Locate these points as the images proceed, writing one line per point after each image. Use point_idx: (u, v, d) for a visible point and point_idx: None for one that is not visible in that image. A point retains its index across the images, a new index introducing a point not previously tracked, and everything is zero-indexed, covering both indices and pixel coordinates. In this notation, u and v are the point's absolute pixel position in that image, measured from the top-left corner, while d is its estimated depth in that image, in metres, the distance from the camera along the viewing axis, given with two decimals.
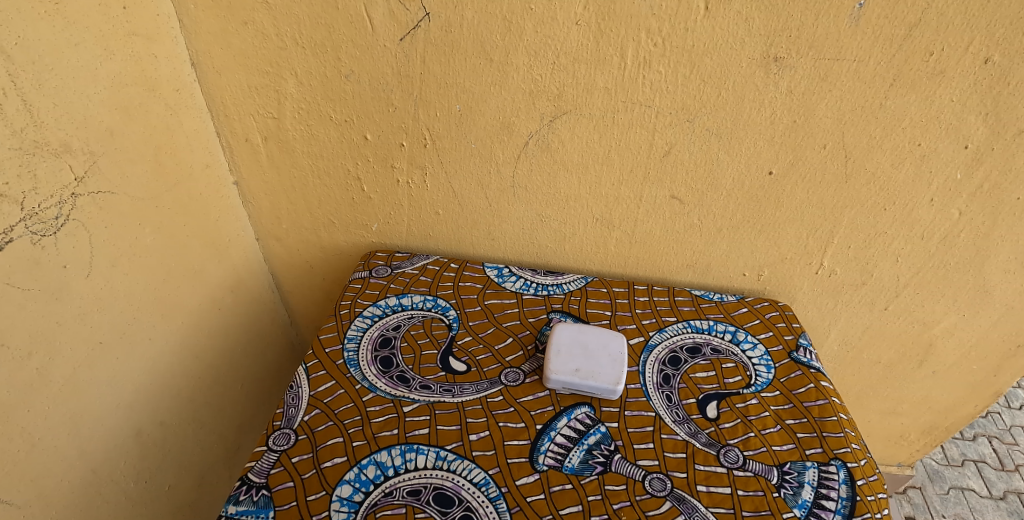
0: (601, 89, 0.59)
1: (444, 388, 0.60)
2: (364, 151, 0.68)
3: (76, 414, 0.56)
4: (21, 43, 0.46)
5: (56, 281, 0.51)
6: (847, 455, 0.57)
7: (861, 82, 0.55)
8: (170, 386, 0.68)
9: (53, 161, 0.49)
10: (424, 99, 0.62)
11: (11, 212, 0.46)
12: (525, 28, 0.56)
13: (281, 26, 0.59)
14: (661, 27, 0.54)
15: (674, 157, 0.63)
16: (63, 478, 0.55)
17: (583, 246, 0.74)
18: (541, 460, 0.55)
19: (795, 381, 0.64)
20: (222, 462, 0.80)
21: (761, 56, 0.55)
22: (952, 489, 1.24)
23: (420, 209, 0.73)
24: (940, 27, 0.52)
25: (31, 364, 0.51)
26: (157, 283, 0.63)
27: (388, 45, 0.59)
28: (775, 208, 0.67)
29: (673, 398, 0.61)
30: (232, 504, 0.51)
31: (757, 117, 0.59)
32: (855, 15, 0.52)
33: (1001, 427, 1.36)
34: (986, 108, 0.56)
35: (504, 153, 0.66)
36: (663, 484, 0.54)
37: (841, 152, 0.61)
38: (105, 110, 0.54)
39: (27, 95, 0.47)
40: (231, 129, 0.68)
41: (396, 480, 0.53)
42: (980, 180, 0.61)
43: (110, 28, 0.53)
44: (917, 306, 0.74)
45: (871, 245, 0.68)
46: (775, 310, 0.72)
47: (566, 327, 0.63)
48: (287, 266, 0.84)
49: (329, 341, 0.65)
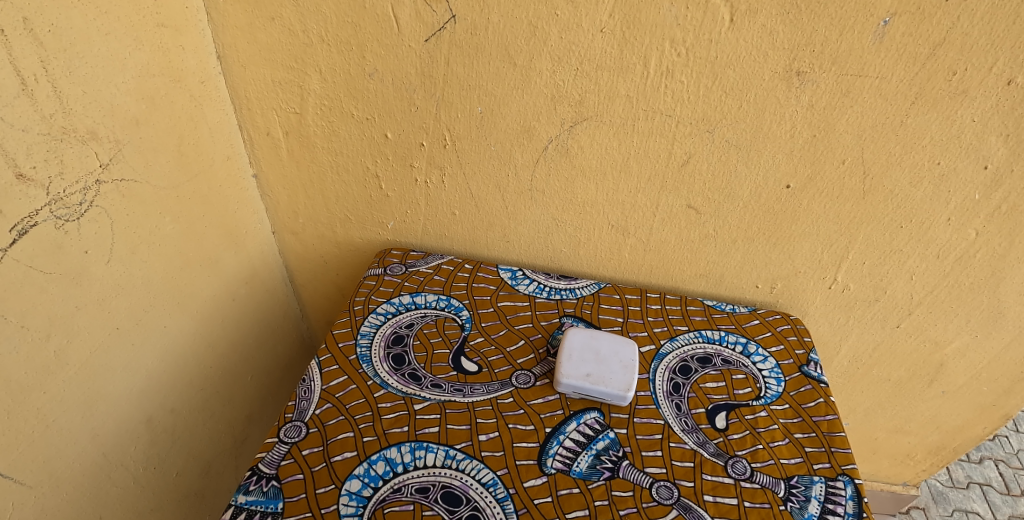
0: (623, 96, 0.59)
1: (456, 387, 0.61)
2: (384, 149, 0.68)
3: (91, 398, 0.56)
4: (54, 31, 0.47)
5: (77, 265, 0.52)
6: (855, 471, 0.57)
7: (883, 99, 0.55)
8: (182, 375, 0.68)
9: (79, 147, 0.50)
10: (446, 101, 0.63)
11: (37, 196, 0.47)
12: (551, 33, 0.56)
13: (308, 23, 0.59)
14: (685, 38, 0.54)
15: (693, 166, 0.63)
16: (75, 461, 0.56)
17: (597, 251, 0.75)
18: (549, 464, 0.55)
19: (805, 395, 0.63)
20: (230, 452, 0.80)
21: (784, 70, 0.55)
22: (956, 511, 1.23)
23: (436, 208, 0.73)
24: (965, 47, 0.52)
25: (49, 346, 0.51)
26: (174, 271, 0.64)
27: (413, 45, 0.59)
28: (792, 221, 0.67)
29: (682, 407, 0.61)
30: (242, 493, 0.52)
31: (777, 130, 0.59)
32: (879, 32, 0.52)
33: (1008, 451, 1.34)
34: (1007, 129, 0.56)
35: (523, 157, 0.66)
36: (670, 492, 0.54)
37: (859, 168, 0.61)
38: (132, 100, 0.55)
39: (58, 82, 0.47)
40: (255, 123, 0.69)
41: (405, 476, 0.53)
42: (998, 202, 0.61)
43: (140, 19, 0.54)
44: (929, 325, 0.74)
45: (886, 261, 0.68)
46: (787, 323, 0.72)
47: (578, 333, 0.63)
48: (302, 260, 0.84)
49: (343, 336, 0.65)
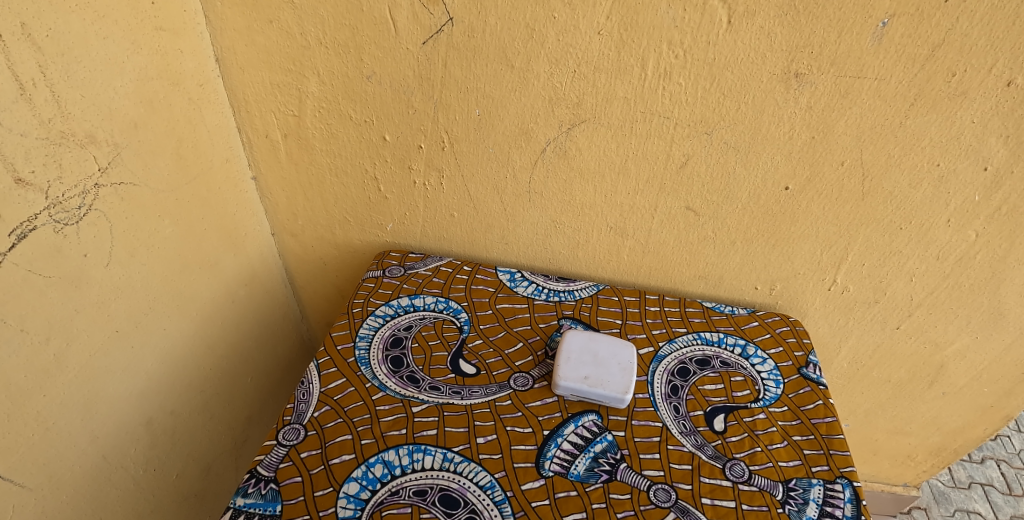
0: (621, 98, 0.59)
1: (454, 390, 0.61)
2: (382, 151, 0.68)
3: (91, 401, 0.57)
4: (51, 36, 0.47)
5: (76, 269, 0.52)
6: (853, 474, 0.57)
7: (882, 101, 0.55)
8: (181, 377, 0.69)
9: (78, 151, 0.50)
10: (444, 103, 0.63)
11: (36, 200, 0.47)
12: (548, 35, 0.56)
13: (306, 26, 0.59)
14: (683, 39, 0.54)
15: (691, 168, 0.63)
16: (75, 463, 0.56)
17: (596, 253, 0.74)
18: (547, 466, 0.55)
19: (804, 397, 0.63)
20: (230, 453, 0.80)
21: (782, 71, 0.55)
22: (957, 511, 1.23)
23: (435, 210, 0.73)
24: (964, 48, 0.51)
25: (49, 349, 0.51)
26: (174, 274, 0.64)
27: (411, 48, 0.59)
28: (791, 223, 0.66)
29: (681, 409, 0.61)
30: (240, 496, 0.52)
31: (776, 132, 0.59)
32: (878, 34, 0.52)
33: (1010, 451, 1.34)
34: (1007, 131, 0.55)
35: (521, 158, 0.66)
36: (668, 495, 0.54)
37: (858, 169, 0.60)
38: (130, 103, 0.55)
39: (55, 86, 0.47)
40: (253, 126, 0.69)
41: (403, 479, 0.53)
42: (998, 203, 0.61)
43: (138, 23, 0.54)
44: (929, 326, 0.74)
45: (885, 262, 0.68)
46: (787, 325, 0.72)
47: (576, 335, 0.63)
48: (302, 262, 0.84)
49: (341, 338, 0.66)
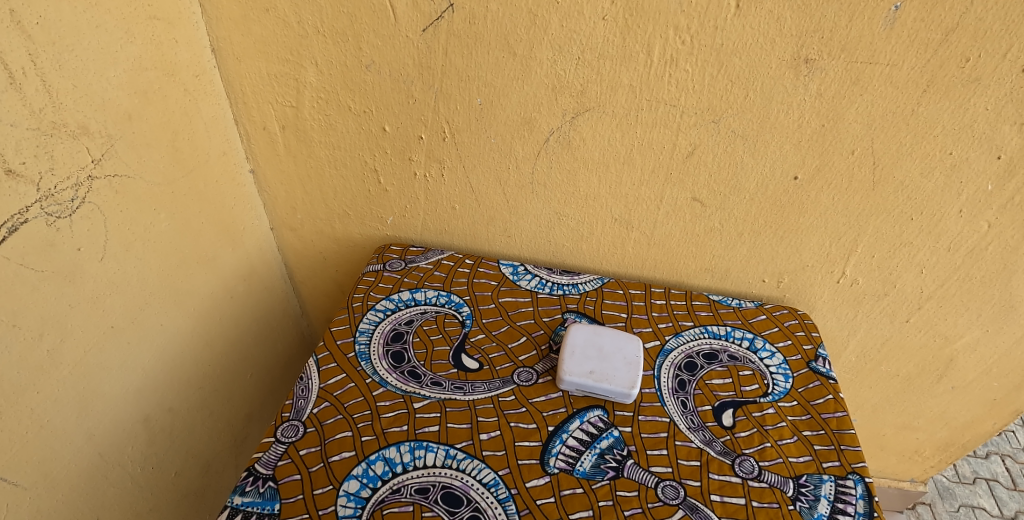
0: (626, 86, 0.58)
1: (456, 385, 0.60)
2: (381, 143, 0.67)
3: (87, 398, 0.56)
4: (43, 23, 0.45)
5: (69, 263, 0.51)
6: (865, 470, 0.55)
7: (893, 88, 0.54)
8: (179, 375, 0.67)
9: (71, 143, 0.49)
10: (444, 93, 0.61)
11: (26, 193, 0.46)
12: (551, 21, 0.55)
13: (303, 14, 0.58)
14: (690, 25, 0.53)
15: (697, 158, 0.62)
16: (70, 462, 0.55)
17: (600, 246, 0.73)
18: (552, 463, 0.54)
19: (813, 391, 0.62)
20: (230, 452, 0.79)
21: (792, 57, 0.53)
22: (962, 506, 1.22)
23: (436, 203, 0.72)
24: (979, 33, 0.50)
25: (42, 345, 0.50)
26: (170, 268, 0.63)
27: (410, 35, 0.58)
28: (799, 214, 0.65)
29: (688, 404, 0.60)
30: (238, 495, 0.51)
31: (785, 120, 0.58)
32: (890, 18, 0.50)
33: (1015, 445, 1.33)
34: (1021, 118, 0.54)
35: (524, 149, 0.65)
36: (676, 492, 0.53)
37: (869, 158, 0.59)
38: (124, 94, 0.53)
39: (47, 76, 0.46)
40: (251, 118, 0.67)
41: (405, 476, 0.52)
42: (1012, 192, 0.59)
43: (132, 11, 0.53)
44: (939, 320, 0.73)
45: (895, 254, 0.67)
46: (795, 318, 0.70)
47: (581, 329, 0.62)
48: (301, 257, 0.83)
49: (341, 333, 0.64)
